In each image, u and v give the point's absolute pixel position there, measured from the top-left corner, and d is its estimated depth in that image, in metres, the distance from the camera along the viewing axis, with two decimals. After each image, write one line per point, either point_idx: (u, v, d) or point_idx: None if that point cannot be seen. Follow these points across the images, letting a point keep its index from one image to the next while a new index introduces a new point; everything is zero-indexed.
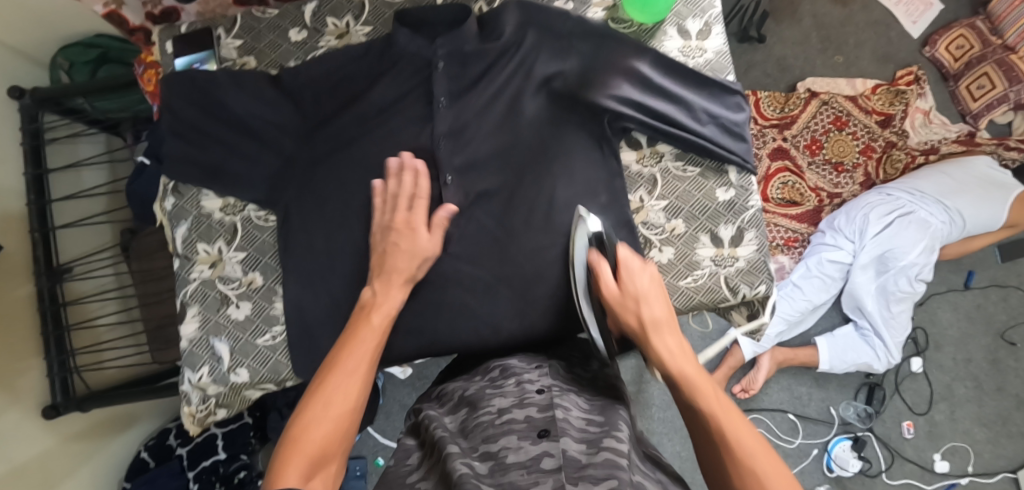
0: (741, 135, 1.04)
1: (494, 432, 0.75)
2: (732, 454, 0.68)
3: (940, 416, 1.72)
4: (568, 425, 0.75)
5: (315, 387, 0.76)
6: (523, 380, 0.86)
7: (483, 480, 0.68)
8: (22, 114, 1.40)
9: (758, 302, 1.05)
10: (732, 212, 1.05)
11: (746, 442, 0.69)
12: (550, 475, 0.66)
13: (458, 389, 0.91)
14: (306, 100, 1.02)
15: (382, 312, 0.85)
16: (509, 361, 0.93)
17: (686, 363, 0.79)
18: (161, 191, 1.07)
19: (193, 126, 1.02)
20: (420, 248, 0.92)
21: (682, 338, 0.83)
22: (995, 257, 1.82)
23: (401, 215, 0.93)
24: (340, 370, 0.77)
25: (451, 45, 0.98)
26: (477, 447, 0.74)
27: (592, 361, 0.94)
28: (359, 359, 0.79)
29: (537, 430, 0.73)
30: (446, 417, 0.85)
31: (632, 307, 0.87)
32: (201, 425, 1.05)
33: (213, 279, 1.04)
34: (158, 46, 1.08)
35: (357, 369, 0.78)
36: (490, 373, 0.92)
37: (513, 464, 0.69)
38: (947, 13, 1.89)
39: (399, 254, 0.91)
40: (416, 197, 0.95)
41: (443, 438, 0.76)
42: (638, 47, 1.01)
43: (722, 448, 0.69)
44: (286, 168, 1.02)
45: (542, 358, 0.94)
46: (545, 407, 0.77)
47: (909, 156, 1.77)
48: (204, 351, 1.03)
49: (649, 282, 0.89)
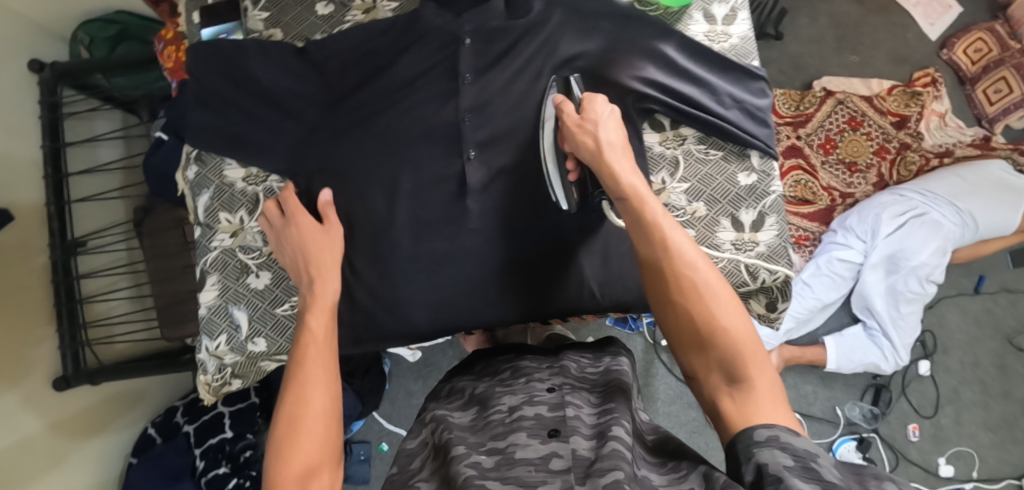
0: (764, 120, 1.05)
1: (504, 430, 0.76)
2: (688, 284, 0.72)
3: (946, 420, 1.71)
4: (578, 422, 0.75)
5: (288, 407, 0.75)
6: (534, 379, 0.87)
7: (488, 474, 0.69)
8: (43, 87, 1.40)
9: (778, 288, 1.04)
10: (753, 197, 1.06)
11: (701, 272, 0.72)
12: (558, 475, 0.67)
13: (469, 386, 0.93)
14: (332, 72, 1.03)
15: (319, 309, 0.88)
16: (520, 361, 0.94)
17: (642, 186, 0.80)
18: (184, 159, 1.10)
19: (216, 94, 1.03)
20: (320, 237, 0.95)
21: (636, 164, 0.83)
22: (1006, 262, 1.81)
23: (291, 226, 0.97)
24: (312, 384, 0.77)
25: (478, 21, 0.99)
26: (484, 443, 0.76)
27: (604, 355, 0.96)
28: (326, 367, 0.80)
29: (547, 429, 0.75)
30: (456, 413, 0.87)
31: (589, 131, 0.86)
32: (216, 395, 1.10)
33: (234, 248, 1.08)
34: (186, 16, 1.11)
35: (327, 377, 0.79)
36: (500, 374, 0.93)
37: (520, 460, 0.70)
38: (965, 16, 1.89)
39: (313, 252, 0.94)
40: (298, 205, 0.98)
41: (450, 439, 0.76)
42: (664, 30, 1.01)
43: (675, 272, 0.72)
44: (309, 136, 1.03)
45: (550, 360, 0.96)
46: (555, 406, 0.78)
47: (923, 157, 1.76)
48: (222, 320, 1.06)
49: (608, 110, 0.88)
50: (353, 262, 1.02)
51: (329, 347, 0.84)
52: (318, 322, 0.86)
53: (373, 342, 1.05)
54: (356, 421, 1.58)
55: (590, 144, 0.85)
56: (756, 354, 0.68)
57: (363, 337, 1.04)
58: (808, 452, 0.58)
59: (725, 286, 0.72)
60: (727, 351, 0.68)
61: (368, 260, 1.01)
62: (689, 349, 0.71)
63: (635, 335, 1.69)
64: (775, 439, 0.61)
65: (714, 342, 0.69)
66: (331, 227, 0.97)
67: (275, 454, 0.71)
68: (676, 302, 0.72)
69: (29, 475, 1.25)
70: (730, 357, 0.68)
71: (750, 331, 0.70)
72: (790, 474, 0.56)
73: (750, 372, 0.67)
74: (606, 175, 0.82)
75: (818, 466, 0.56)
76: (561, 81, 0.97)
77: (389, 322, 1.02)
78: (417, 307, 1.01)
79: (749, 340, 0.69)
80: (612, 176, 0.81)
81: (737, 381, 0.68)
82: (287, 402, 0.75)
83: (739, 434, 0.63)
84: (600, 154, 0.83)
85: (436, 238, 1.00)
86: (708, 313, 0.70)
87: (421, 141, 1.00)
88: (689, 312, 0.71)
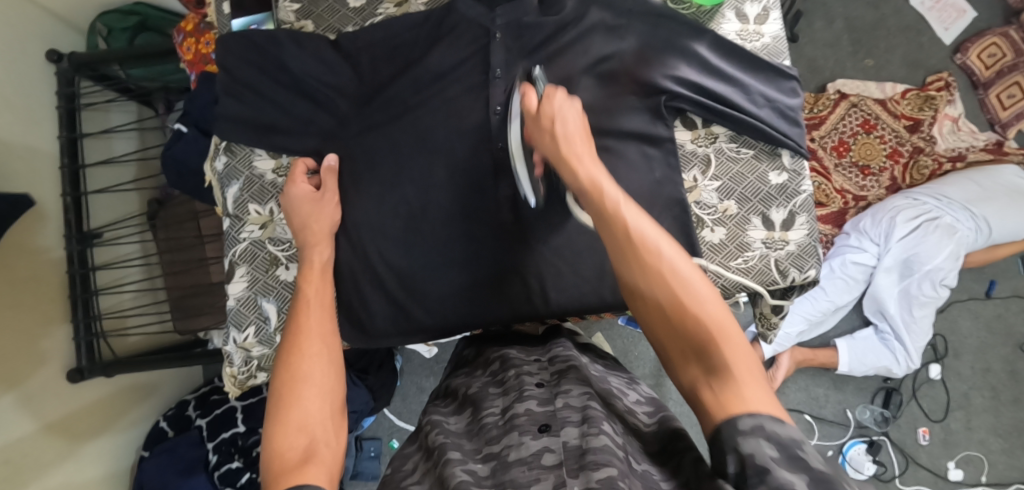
0: (796, 120, 1.05)
1: (499, 433, 0.75)
2: (658, 273, 0.72)
3: (956, 424, 1.72)
4: (569, 412, 0.75)
5: (286, 356, 0.79)
6: (523, 372, 0.86)
7: (483, 482, 0.69)
8: (59, 78, 1.40)
9: (803, 287, 1.08)
10: (784, 196, 1.07)
11: (671, 259, 0.73)
12: (551, 471, 0.67)
13: (462, 387, 0.91)
14: (364, 64, 1.03)
15: (316, 263, 0.95)
16: (508, 351, 0.94)
17: (605, 181, 0.81)
18: (213, 150, 1.10)
19: (247, 84, 1.02)
20: (328, 214, 0.99)
21: (597, 157, 0.85)
22: (1018, 267, 1.80)
23: (307, 194, 0.99)
24: (309, 338, 0.82)
25: (511, 15, 1.00)
26: (480, 449, 0.75)
27: (589, 350, 1.00)
28: (320, 323, 0.85)
29: (538, 424, 0.74)
30: (451, 418, 0.85)
31: (549, 128, 0.87)
32: (241, 387, 1.10)
33: (264, 240, 1.08)
34: (215, 6, 1.10)
35: (322, 330, 0.84)
36: (490, 367, 0.93)
37: (514, 461, 0.70)
38: (980, 21, 1.88)
39: (320, 218, 0.99)
40: (324, 190, 1.00)
41: (444, 444, 0.76)
42: (696, 28, 1.01)
43: (643, 262, 0.73)
44: (339, 129, 1.03)
45: (540, 351, 0.96)
46: (544, 400, 0.78)
47: (936, 162, 1.77)
48: (251, 311, 1.07)
49: (570, 104, 0.88)
50: (387, 254, 1.02)
51: (320, 302, 0.89)
52: (309, 284, 0.91)
53: (399, 335, 1.05)
54: (368, 417, 1.58)
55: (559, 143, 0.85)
56: (735, 339, 0.69)
57: (393, 331, 1.04)
58: (794, 439, 0.61)
59: (699, 272, 0.73)
60: (699, 335, 0.69)
61: (400, 251, 1.02)
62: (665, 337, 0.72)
63: None
64: (761, 431, 0.62)
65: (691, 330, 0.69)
66: (325, 194, 1.00)
67: (276, 405, 0.75)
68: (649, 289, 0.72)
69: (37, 467, 1.24)
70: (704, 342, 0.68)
71: (726, 315, 0.70)
72: (776, 465, 0.59)
73: (731, 365, 0.67)
74: (568, 172, 0.84)
75: (803, 453, 0.60)
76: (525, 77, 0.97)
77: (413, 314, 1.03)
78: (448, 300, 1.02)
79: (719, 313, 0.70)
80: (575, 173, 0.83)
81: (714, 369, 0.67)
82: (284, 353, 0.79)
83: (722, 424, 0.64)
84: (563, 151, 0.84)
85: (465, 230, 1.01)
86: (680, 301, 0.71)
87: (451, 135, 1.00)
88: (660, 301, 0.72)
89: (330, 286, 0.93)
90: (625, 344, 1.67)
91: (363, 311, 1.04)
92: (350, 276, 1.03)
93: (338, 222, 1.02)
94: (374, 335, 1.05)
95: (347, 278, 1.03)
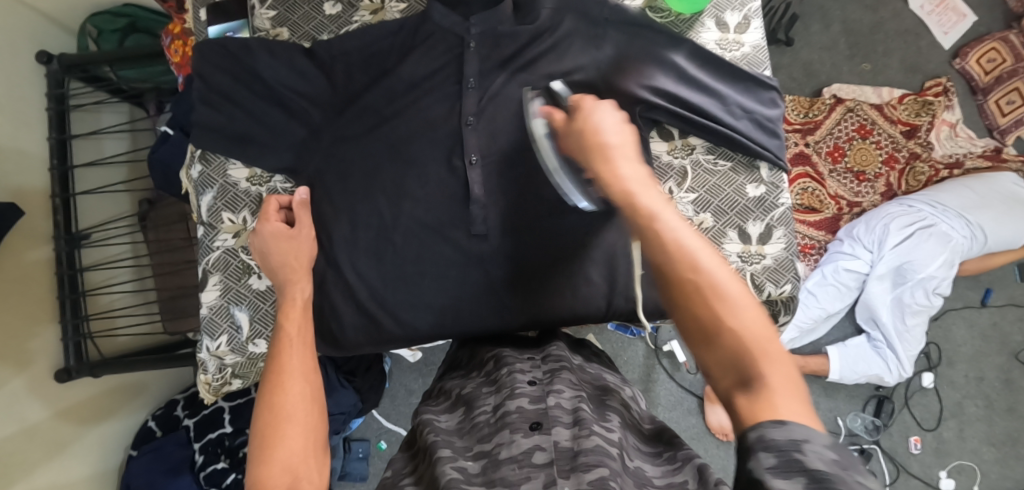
0: (774, 131, 1.04)
1: (490, 430, 0.74)
2: (689, 280, 0.61)
3: (948, 434, 1.70)
4: (560, 411, 0.74)
5: (269, 393, 0.77)
6: (515, 369, 0.84)
7: (473, 480, 0.69)
8: (50, 79, 1.40)
9: (781, 301, 1.07)
10: (761, 209, 1.06)
11: (710, 266, 0.62)
12: (542, 469, 0.67)
13: (456, 386, 0.88)
14: (338, 72, 1.03)
15: (294, 302, 0.91)
16: (502, 350, 0.91)
17: (635, 183, 0.71)
18: (189, 157, 1.10)
19: (222, 92, 1.02)
20: (305, 251, 0.98)
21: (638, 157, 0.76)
22: (1014, 276, 1.78)
23: (278, 226, 0.96)
24: (292, 374, 0.80)
25: (485, 24, 0.99)
26: (471, 447, 0.75)
27: (583, 347, 0.99)
28: (303, 358, 0.83)
29: (529, 423, 0.72)
30: (443, 416, 0.83)
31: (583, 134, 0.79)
32: (215, 393, 1.11)
33: (237, 248, 1.08)
34: (192, 13, 1.10)
35: (304, 365, 0.82)
36: (485, 367, 0.90)
37: (504, 459, 0.69)
38: (980, 26, 1.86)
39: (291, 253, 0.96)
40: (298, 225, 0.99)
41: (435, 442, 0.75)
42: (674, 38, 1.01)
43: (674, 266, 0.62)
44: (312, 138, 1.03)
45: (533, 350, 0.92)
46: (536, 399, 0.76)
47: (932, 169, 1.74)
48: (223, 320, 1.07)
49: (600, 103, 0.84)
50: (359, 265, 1.02)
51: (302, 338, 0.86)
52: (291, 320, 0.88)
53: (372, 345, 1.05)
54: (355, 419, 1.59)
55: (592, 151, 0.77)
56: (773, 356, 0.58)
57: (364, 342, 1.04)
58: (793, 441, 0.52)
59: (741, 284, 0.61)
60: (736, 351, 0.58)
61: (372, 263, 1.02)
62: (702, 356, 0.61)
63: (637, 340, 1.67)
64: (766, 440, 0.53)
65: (725, 341, 0.59)
66: (300, 231, 0.98)
67: (260, 443, 0.73)
68: (679, 295, 0.61)
69: (26, 465, 1.25)
70: (739, 357, 0.58)
71: (772, 332, 0.59)
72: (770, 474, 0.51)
73: (768, 380, 0.57)
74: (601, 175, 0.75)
75: (804, 456, 0.51)
76: (541, 91, 0.96)
77: (388, 323, 1.03)
78: (420, 311, 1.02)
79: (761, 326, 0.59)
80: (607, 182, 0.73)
81: (750, 385, 0.57)
82: (267, 392, 0.78)
83: (752, 431, 0.54)
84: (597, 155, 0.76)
85: (440, 242, 1.01)
86: (716, 317, 0.59)
87: (427, 144, 1.00)
88: (690, 308, 0.61)
89: (312, 323, 0.90)
90: (615, 348, 1.67)
91: (335, 321, 1.03)
92: (320, 285, 1.03)
93: (315, 250, 1.01)
94: (346, 346, 1.04)
95: (320, 286, 1.03)
